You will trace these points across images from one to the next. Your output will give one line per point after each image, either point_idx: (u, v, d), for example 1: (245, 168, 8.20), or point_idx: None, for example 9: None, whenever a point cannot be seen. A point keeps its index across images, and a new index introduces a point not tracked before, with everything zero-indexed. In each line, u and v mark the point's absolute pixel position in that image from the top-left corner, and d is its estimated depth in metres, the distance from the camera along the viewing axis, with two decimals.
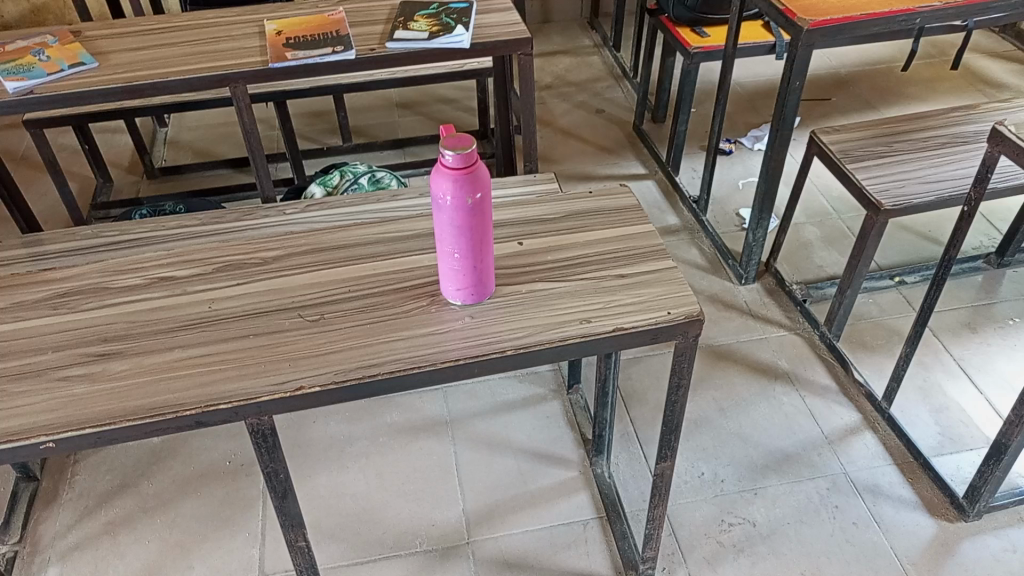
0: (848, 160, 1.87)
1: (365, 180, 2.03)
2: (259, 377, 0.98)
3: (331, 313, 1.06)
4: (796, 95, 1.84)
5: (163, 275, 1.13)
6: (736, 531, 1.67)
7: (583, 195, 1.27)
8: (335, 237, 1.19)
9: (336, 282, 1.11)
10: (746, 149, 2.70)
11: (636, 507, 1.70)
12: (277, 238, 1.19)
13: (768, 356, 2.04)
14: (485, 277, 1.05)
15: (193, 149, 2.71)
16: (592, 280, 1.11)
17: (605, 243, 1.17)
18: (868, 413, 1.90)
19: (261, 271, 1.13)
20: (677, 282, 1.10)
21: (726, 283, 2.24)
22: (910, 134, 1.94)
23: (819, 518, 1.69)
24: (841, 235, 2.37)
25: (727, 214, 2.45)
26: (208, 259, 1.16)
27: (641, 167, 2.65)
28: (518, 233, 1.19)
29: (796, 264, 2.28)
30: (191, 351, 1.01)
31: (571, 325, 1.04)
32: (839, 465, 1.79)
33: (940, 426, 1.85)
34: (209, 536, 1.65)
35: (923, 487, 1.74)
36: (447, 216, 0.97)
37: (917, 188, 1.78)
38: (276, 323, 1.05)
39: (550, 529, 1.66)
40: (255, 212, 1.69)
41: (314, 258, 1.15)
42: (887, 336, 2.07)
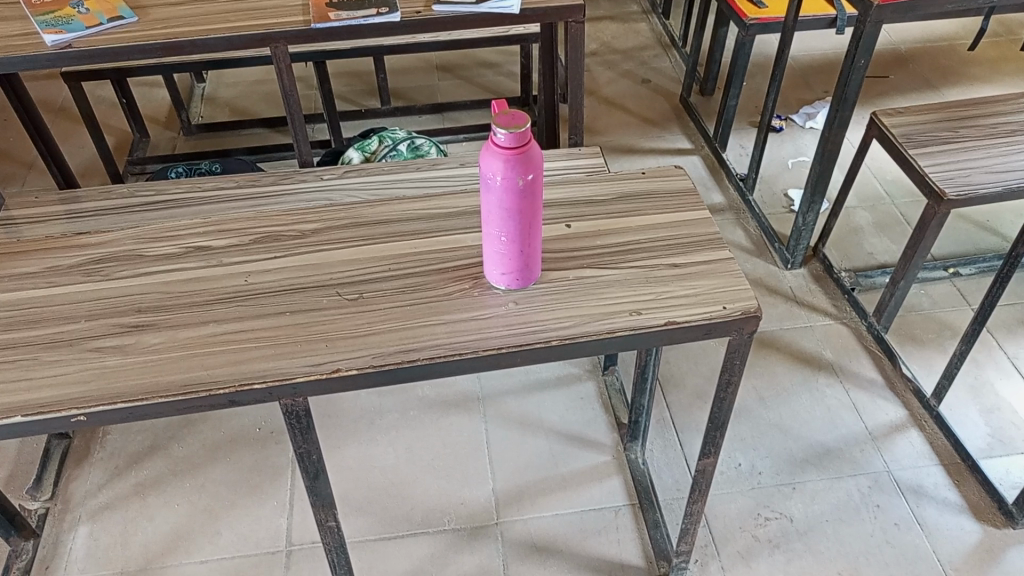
0: (911, 145, 1.78)
1: (404, 147, 1.97)
2: (295, 358, 0.94)
3: (370, 292, 1.02)
4: (860, 74, 1.74)
5: (197, 243, 1.09)
6: (772, 525, 1.63)
7: (636, 175, 1.20)
8: (376, 211, 1.14)
9: (377, 259, 1.06)
10: (798, 127, 2.60)
11: (669, 496, 1.67)
12: (316, 209, 1.15)
13: (813, 345, 1.97)
14: (532, 262, 1.00)
15: (231, 106, 2.66)
16: (644, 269, 1.05)
17: (658, 229, 1.11)
18: (915, 410, 1.83)
19: (299, 244, 1.09)
20: (733, 274, 1.04)
21: (772, 267, 2.16)
22: (978, 118, 1.84)
23: (859, 517, 1.64)
24: (894, 221, 2.27)
25: (775, 194, 2.37)
26: (246, 229, 1.12)
27: (687, 142, 2.56)
28: (567, 215, 1.13)
29: (844, 250, 2.19)
30: (225, 326, 0.98)
31: (620, 316, 0.99)
32: (882, 463, 1.73)
33: (990, 428, 1.78)
34: (236, 503, 1.64)
35: (969, 490, 1.68)
36: (496, 197, 0.91)
37: (985, 178, 1.68)
38: (314, 300, 1.01)
39: (581, 513, 1.63)
40: (294, 178, 1.65)
41: (354, 232, 1.11)
42: (938, 330, 1.99)
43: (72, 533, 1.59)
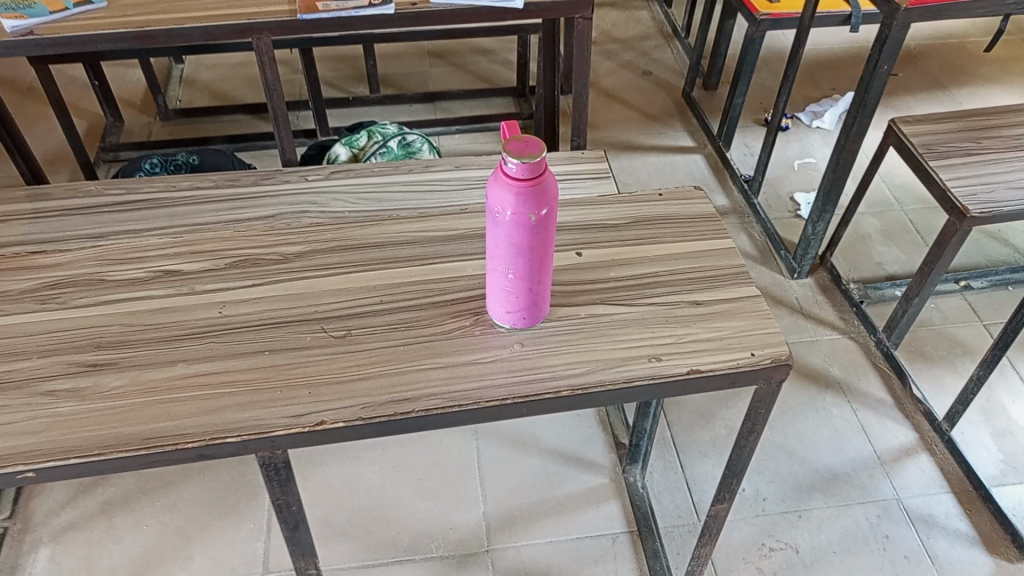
0: (932, 156, 1.68)
1: (394, 144, 1.85)
2: (274, 407, 0.84)
3: (359, 329, 0.91)
4: (883, 80, 1.63)
5: (166, 266, 0.98)
6: (777, 556, 1.55)
7: (652, 196, 1.10)
8: (366, 233, 1.03)
9: (367, 289, 0.96)
10: (804, 126, 2.51)
11: (669, 523, 1.59)
12: (300, 229, 1.04)
13: (819, 361, 1.89)
14: (540, 300, 0.90)
15: (211, 91, 2.53)
16: (662, 307, 0.95)
17: (677, 260, 1.01)
18: (925, 432, 1.76)
19: (280, 270, 0.98)
20: (760, 315, 0.95)
21: (777, 275, 2.07)
22: (1001, 129, 1.74)
23: (867, 548, 1.57)
24: (903, 229, 2.19)
25: (780, 197, 2.28)
26: (221, 252, 1.00)
27: (690, 140, 2.45)
28: (577, 242, 1.03)
29: (852, 259, 2.11)
30: (196, 367, 0.87)
31: (637, 362, 0.90)
32: (891, 490, 1.66)
33: (1002, 453, 1.71)
34: (211, 524, 1.54)
35: (980, 520, 1.61)
36: (504, 232, 0.81)
37: (1009, 194, 1.59)
38: (295, 338, 0.90)
39: (577, 540, 1.55)
40: (277, 179, 1.55)
41: (342, 257, 1.00)
42: (949, 347, 1.92)
43: (32, 556, 1.49)
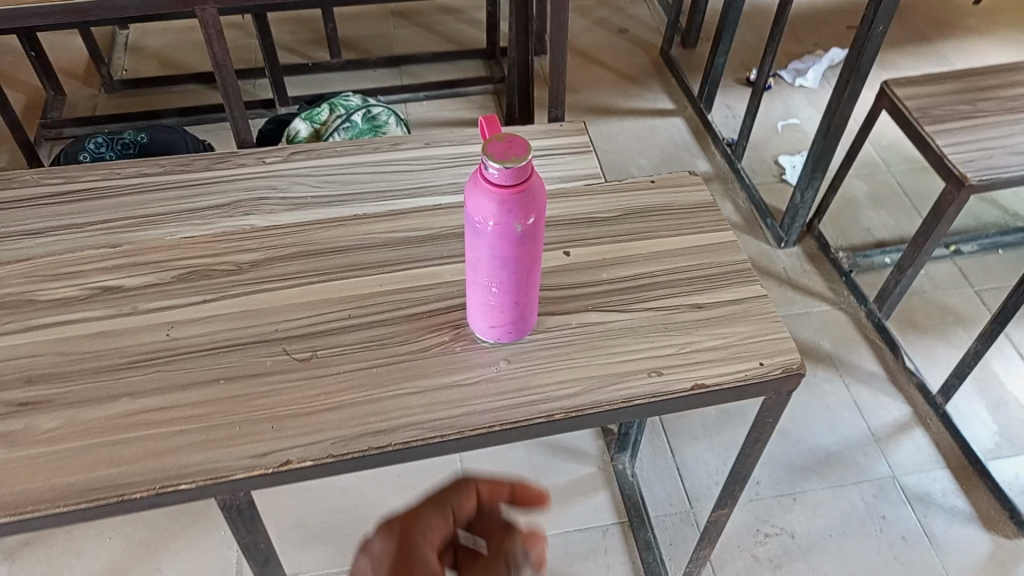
0: (927, 120, 1.60)
1: (360, 117, 1.73)
2: (233, 447, 0.74)
3: (326, 350, 0.82)
4: (878, 42, 1.54)
5: (105, 282, 0.87)
6: (772, 543, 1.50)
7: (646, 183, 1.00)
8: (331, 235, 0.93)
9: (334, 302, 0.86)
10: (787, 84, 2.41)
11: (661, 512, 1.53)
12: (256, 233, 0.93)
13: (810, 334, 1.83)
14: (528, 312, 0.81)
15: (160, 59, 2.36)
16: (662, 312, 0.87)
17: (676, 257, 0.92)
18: (919, 406, 1.71)
19: (235, 282, 0.88)
20: (768, 317, 0.87)
21: (763, 245, 2.00)
22: (997, 89, 1.66)
23: (864, 531, 1.52)
24: (891, 193, 2.12)
25: (764, 161, 2.19)
26: (168, 262, 0.90)
27: (670, 103, 2.35)
28: (564, 239, 0.93)
29: (840, 226, 2.04)
30: (142, 403, 0.77)
31: (637, 378, 0.81)
32: (886, 468, 1.61)
33: (997, 425, 1.67)
34: (178, 534, 1.45)
35: (978, 496, 1.57)
36: (486, 244, 0.72)
37: (1009, 159, 1.51)
38: (254, 363, 0.80)
39: (566, 535, 1.49)
40: (231, 162, 1.42)
41: (304, 265, 0.90)
42: (940, 315, 1.87)
43: None
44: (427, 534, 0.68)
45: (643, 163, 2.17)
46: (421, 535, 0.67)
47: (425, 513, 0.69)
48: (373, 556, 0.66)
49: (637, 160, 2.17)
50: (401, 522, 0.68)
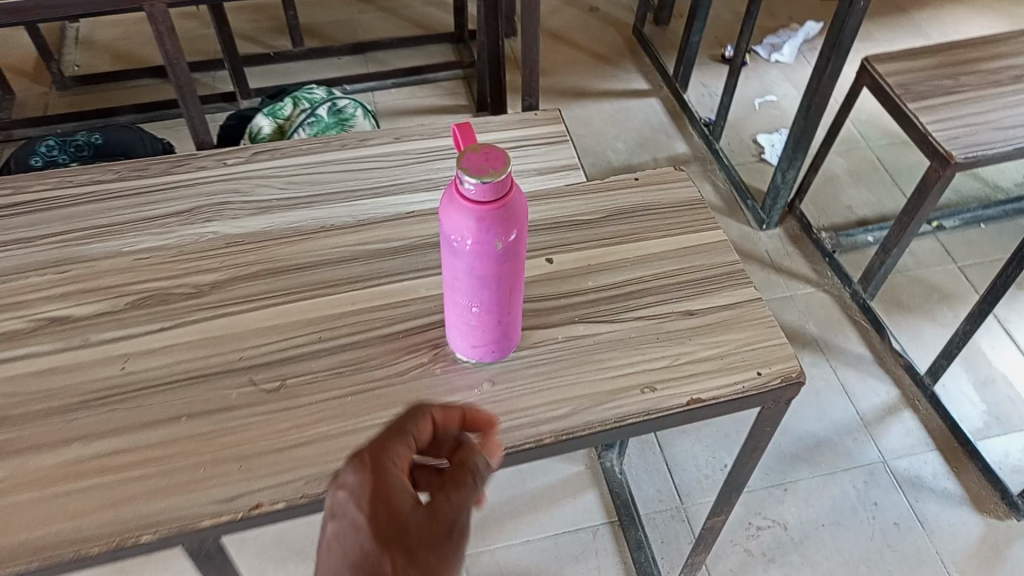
0: (909, 97, 1.56)
1: (325, 111, 1.65)
2: (198, 492, 0.69)
3: (296, 379, 0.76)
4: (859, 17, 1.49)
5: (53, 312, 0.81)
6: (764, 536, 1.48)
7: (629, 181, 0.95)
8: (297, 251, 0.87)
9: (303, 326, 0.80)
10: (762, 60, 2.36)
11: (651, 510, 1.50)
12: (216, 252, 0.87)
13: (795, 318, 1.79)
14: (512, 330, 0.76)
15: (113, 53, 2.26)
16: (652, 321, 0.82)
17: (664, 261, 0.87)
18: (907, 387, 1.69)
19: (194, 307, 0.81)
20: (763, 323, 0.82)
21: (745, 227, 1.96)
22: (979, 62, 1.63)
23: (856, 519, 1.50)
24: (872, 168, 2.09)
25: (742, 140, 2.15)
26: (121, 288, 0.83)
27: (645, 83, 2.29)
28: (546, 245, 0.88)
29: (822, 205, 2.01)
30: (97, 446, 0.71)
31: (629, 396, 0.77)
32: (876, 453, 1.59)
33: (985, 404, 1.65)
34: None
35: (968, 478, 1.56)
36: (464, 263, 0.66)
37: (993, 135, 1.48)
38: (218, 397, 0.75)
39: (555, 538, 1.46)
40: (190, 165, 1.34)
41: (269, 286, 0.84)
42: (925, 293, 1.84)
43: None
44: (400, 464, 0.59)
45: (620, 146, 2.12)
46: (393, 464, 0.59)
47: (391, 442, 0.60)
48: (351, 491, 0.56)
49: (614, 144, 2.12)
50: (370, 450, 0.59)
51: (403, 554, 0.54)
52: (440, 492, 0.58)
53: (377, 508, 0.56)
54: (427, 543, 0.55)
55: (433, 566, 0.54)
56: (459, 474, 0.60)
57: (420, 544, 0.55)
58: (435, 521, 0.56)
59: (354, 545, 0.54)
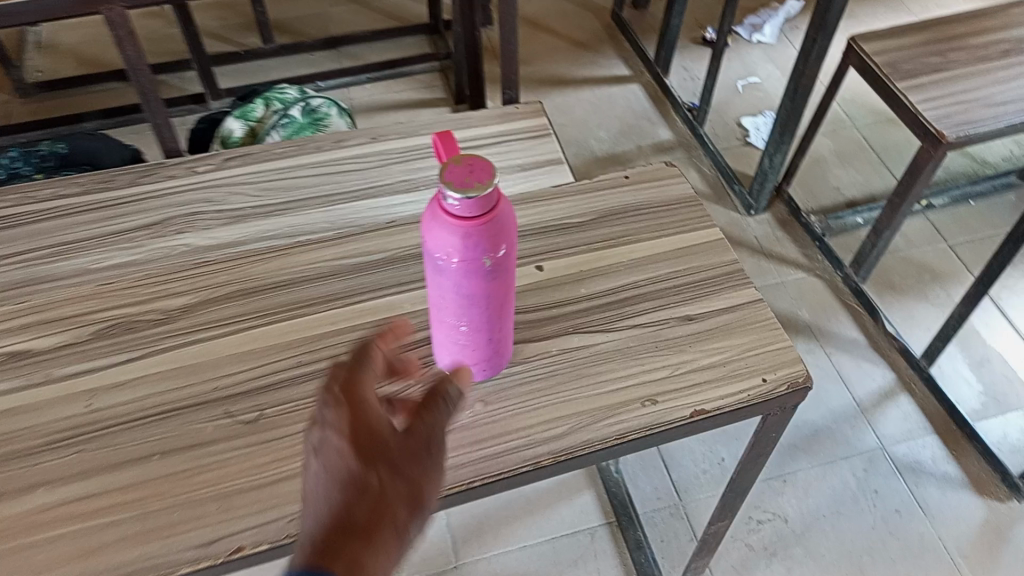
0: (897, 76, 1.52)
1: (298, 111, 1.59)
2: (174, 536, 0.64)
3: (275, 408, 0.72)
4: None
5: (12, 346, 0.76)
6: (766, 530, 1.45)
7: (618, 179, 0.91)
8: (272, 268, 0.83)
9: (280, 351, 0.76)
10: (743, 41, 2.32)
11: (649, 508, 1.47)
12: (185, 274, 0.82)
13: (787, 305, 1.76)
14: (503, 346, 0.72)
15: (76, 56, 2.18)
16: (650, 329, 0.78)
17: (659, 263, 0.83)
18: (903, 370, 1.66)
19: (163, 336, 0.77)
20: (766, 326, 0.78)
21: (732, 214, 1.92)
22: (966, 38, 1.59)
23: (858, 508, 1.48)
24: (859, 148, 2.06)
25: (727, 123, 2.11)
26: (85, 318, 0.78)
27: (625, 68, 2.24)
28: (535, 251, 0.84)
29: (810, 187, 1.98)
30: (64, 493, 0.66)
31: (630, 410, 0.73)
32: (875, 439, 1.57)
33: (982, 384, 1.63)
34: None
35: (968, 461, 1.53)
36: (451, 281, 0.62)
37: (984, 113, 1.44)
38: (193, 431, 0.70)
39: (552, 541, 1.42)
40: (158, 174, 1.27)
41: (242, 309, 0.79)
42: (917, 274, 1.82)
43: None
44: (371, 386, 0.59)
45: (603, 135, 2.07)
46: (366, 388, 0.59)
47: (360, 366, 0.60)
48: (328, 419, 0.56)
49: (597, 133, 2.08)
50: (341, 376, 0.58)
51: (388, 471, 0.56)
52: (415, 410, 0.59)
53: (357, 431, 0.56)
54: (407, 458, 0.57)
55: (417, 478, 0.57)
56: (431, 389, 0.60)
57: (403, 460, 0.57)
58: (412, 440, 0.58)
59: (339, 466, 0.55)
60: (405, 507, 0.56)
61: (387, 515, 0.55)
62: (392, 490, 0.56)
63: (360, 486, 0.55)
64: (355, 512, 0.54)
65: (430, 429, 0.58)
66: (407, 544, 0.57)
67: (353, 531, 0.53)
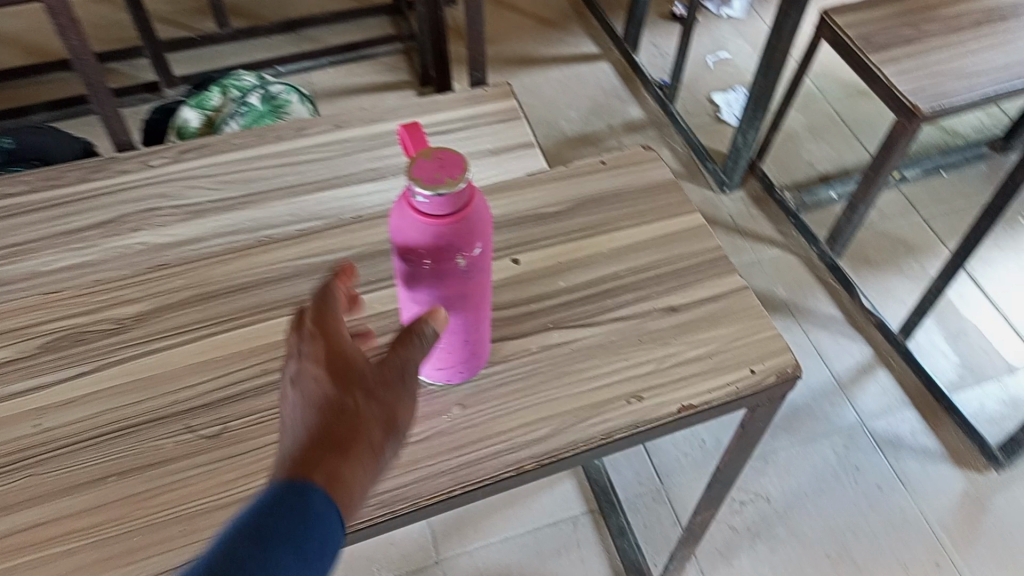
0: (870, 49, 1.50)
1: (256, 99, 1.53)
2: (134, 564, 0.60)
3: (239, 421, 0.67)
4: None
5: None
6: (748, 511, 1.44)
7: (595, 165, 0.87)
8: (233, 270, 0.79)
9: (244, 360, 0.71)
10: (712, 15, 2.28)
11: (631, 494, 1.44)
12: (140, 280, 0.77)
13: (763, 283, 1.74)
14: (480, 346, 0.68)
15: (22, 44, 2.09)
16: (633, 321, 0.75)
17: (640, 252, 0.79)
18: (881, 345, 1.66)
19: (117, 348, 0.72)
20: (752, 315, 0.75)
21: (706, 191, 1.90)
22: (938, 8, 1.57)
23: (839, 485, 1.47)
24: (830, 122, 2.04)
25: (698, 100, 2.07)
26: (32, 331, 0.73)
27: (594, 46, 2.20)
28: (510, 243, 0.80)
29: (783, 163, 1.96)
30: (13, 521, 0.62)
31: (615, 408, 0.69)
32: (854, 415, 1.56)
33: (959, 356, 1.63)
34: None
35: (947, 433, 1.53)
36: (423, 282, 0.59)
37: (959, 85, 1.42)
38: (152, 449, 0.66)
39: (534, 532, 1.40)
40: (110, 169, 1.21)
41: (202, 316, 0.75)
42: (892, 247, 1.81)
43: None
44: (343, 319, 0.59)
45: (572, 115, 2.03)
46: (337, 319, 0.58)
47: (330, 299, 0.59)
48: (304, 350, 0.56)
49: (566, 113, 2.03)
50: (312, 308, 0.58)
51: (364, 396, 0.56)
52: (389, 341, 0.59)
53: (331, 360, 0.56)
54: (383, 385, 0.57)
55: (394, 402, 0.57)
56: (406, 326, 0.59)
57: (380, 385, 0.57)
58: (386, 368, 0.58)
59: (315, 393, 0.55)
60: (380, 429, 0.56)
61: (363, 435, 0.54)
62: (368, 411, 0.55)
63: (337, 409, 0.55)
64: (332, 433, 0.53)
65: (405, 357, 0.58)
66: (384, 465, 0.56)
67: (329, 443, 0.53)
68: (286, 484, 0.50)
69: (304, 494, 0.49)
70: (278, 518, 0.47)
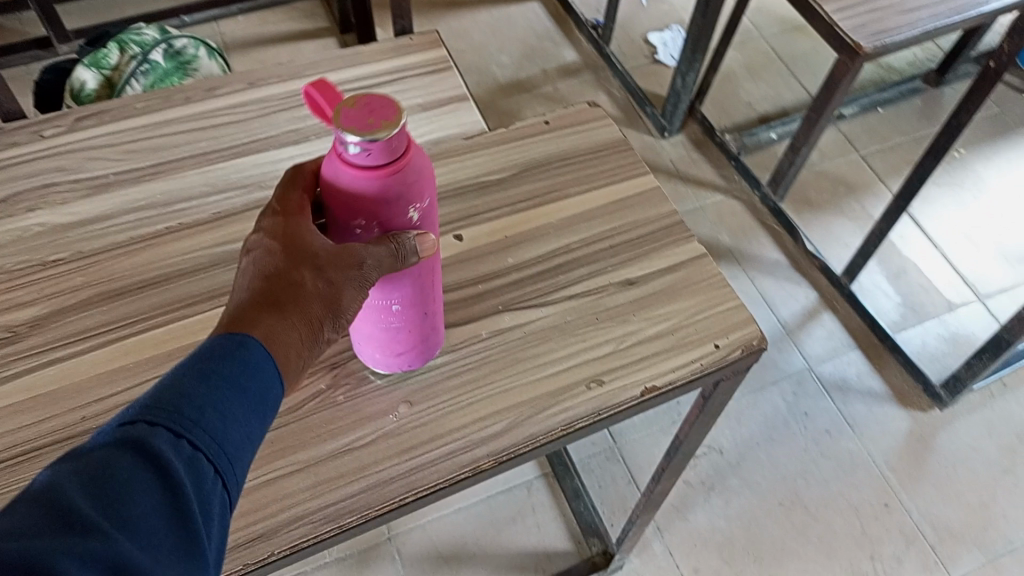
0: None
1: (159, 56, 1.40)
2: None
3: None
4: None
5: None
6: (701, 464, 1.44)
7: (537, 126, 0.81)
8: (141, 263, 0.70)
9: (160, 367, 0.63)
10: None
11: (585, 455, 1.42)
12: (33, 282, 0.68)
13: (707, 231, 1.71)
14: (436, 322, 0.62)
15: None
16: (589, 299, 0.69)
17: (592, 222, 0.74)
18: (825, 289, 1.65)
19: (9, 362, 0.63)
20: (713, 285, 0.71)
21: (646, 137, 1.84)
22: None
23: (789, 432, 1.48)
24: (767, 59, 2.00)
25: (633, 41, 2.00)
26: None
27: None
28: (451, 218, 0.73)
29: (723, 104, 1.91)
30: None
31: (576, 395, 0.64)
32: (802, 360, 1.56)
33: (901, 296, 1.63)
34: None
35: (891, 373, 1.54)
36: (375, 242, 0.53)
37: (900, 20, 1.38)
38: None
39: (487, 500, 1.36)
40: None
41: (107, 319, 0.66)
42: (833, 186, 1.80)
43: None
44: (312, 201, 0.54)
45: (505, 60, 1.93)
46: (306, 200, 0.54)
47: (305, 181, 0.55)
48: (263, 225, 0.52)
49: (498, 58, 1.94)
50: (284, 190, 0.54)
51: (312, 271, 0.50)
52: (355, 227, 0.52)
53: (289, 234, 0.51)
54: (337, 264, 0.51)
55: (343, 282, 0.51)
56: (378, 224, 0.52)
57: (334, 261, 0.51)
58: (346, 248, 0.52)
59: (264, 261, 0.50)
60: (321, 306, 0.50)
61: (301, 309, 0.49)
62: (314, 287, 0.50)
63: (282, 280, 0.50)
64: (268, 299, 0.48)
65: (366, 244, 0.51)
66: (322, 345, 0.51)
67: (264, 306, 0.48)
68: (218, 336, 0.46)
69: (243, 345, 0.46)
70: (217, 362, 0.44)
